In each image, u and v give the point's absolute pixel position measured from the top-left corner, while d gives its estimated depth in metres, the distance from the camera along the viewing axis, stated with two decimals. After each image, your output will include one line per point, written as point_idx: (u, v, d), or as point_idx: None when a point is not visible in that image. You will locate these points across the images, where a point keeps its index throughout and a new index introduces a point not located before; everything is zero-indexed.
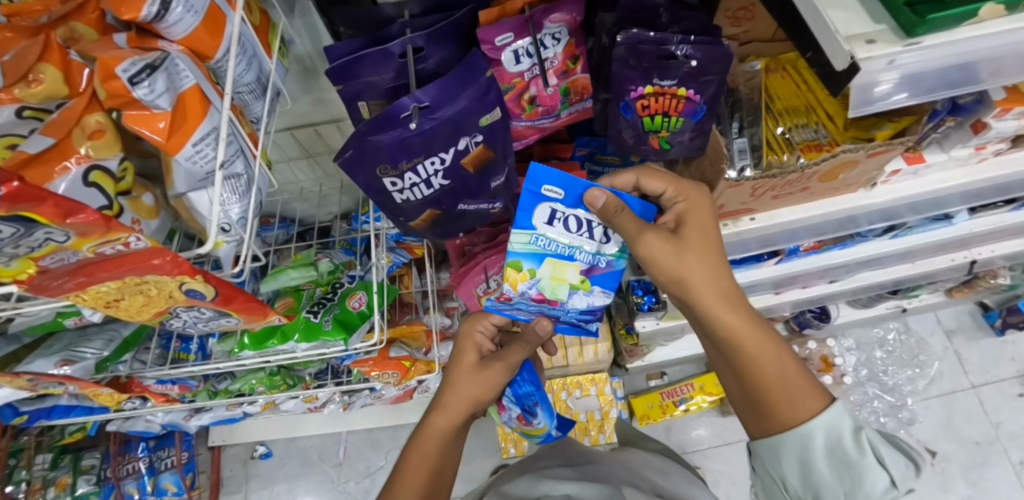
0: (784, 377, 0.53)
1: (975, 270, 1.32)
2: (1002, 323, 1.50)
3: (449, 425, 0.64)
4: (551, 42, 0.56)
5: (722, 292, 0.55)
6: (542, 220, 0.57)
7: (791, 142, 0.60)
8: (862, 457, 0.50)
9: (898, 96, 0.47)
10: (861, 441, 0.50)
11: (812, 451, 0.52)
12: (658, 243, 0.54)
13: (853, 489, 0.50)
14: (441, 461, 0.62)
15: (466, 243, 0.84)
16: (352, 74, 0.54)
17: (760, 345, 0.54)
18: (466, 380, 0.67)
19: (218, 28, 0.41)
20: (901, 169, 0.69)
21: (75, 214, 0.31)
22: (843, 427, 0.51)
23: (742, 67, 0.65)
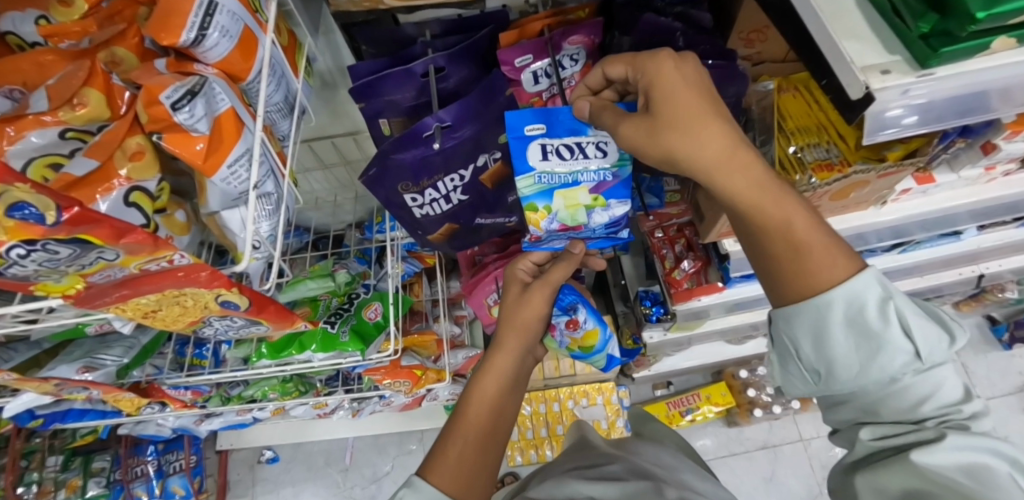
0: (803, 244, 0.42)
1: (982, 283, 1.33)
2: (1008, 338, 1.52)
3: (511, 366, 0.55)
4: (570, 63, 0.57)
5: (720, 154, 0.42)
6: (537, 158, 0.54)
7: (803, 161, 0.60)
8: (885, 328, 0.42)
9: (913, 119, 0.47)
10: (888, 311, 0.42)
11: (832, 338, 0.43)
12: (632, 132, 0.45)
13: (871, 368, 0.43)
14: (505, 403, 0.52)
15: (478, 254, 0.86)
16: (375, 92, 0.56)
17: (771, 214, 0.42)
18: (520, 320, 0.60)
19: (250, 50, 0.43)
20: (911, 189, 0.70)
21: (127, 235, 0.33)
22: (871, 294, 0.42)
23: (756, 87, 0.67)
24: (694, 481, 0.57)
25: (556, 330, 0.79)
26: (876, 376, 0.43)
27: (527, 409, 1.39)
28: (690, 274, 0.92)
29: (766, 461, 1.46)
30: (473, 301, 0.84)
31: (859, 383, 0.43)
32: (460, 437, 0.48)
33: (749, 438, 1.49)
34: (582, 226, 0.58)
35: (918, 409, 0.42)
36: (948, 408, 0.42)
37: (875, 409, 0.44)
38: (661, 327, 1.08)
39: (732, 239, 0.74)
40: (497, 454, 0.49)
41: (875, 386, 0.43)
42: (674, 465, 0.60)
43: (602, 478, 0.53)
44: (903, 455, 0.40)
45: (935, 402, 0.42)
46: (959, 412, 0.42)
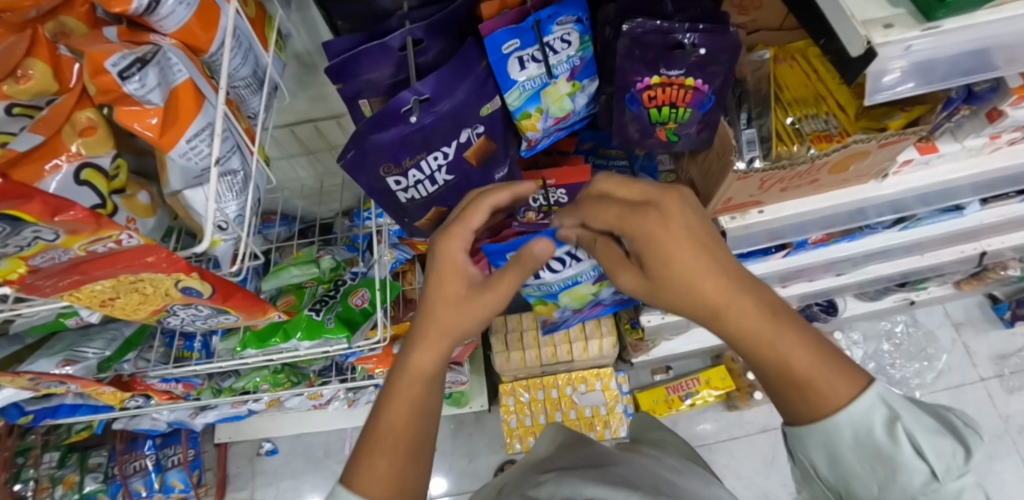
0: (798, 368, 0.39)
1: (984, 262, 1.32)
2: (1010, 316, 1.56)
3: (430, 376, 0.46)
4: (560, 45, 0.53)
5: (707, 311, 0.43)
6: (515, 69, 0.53)
7: (801, 132, 0.59)
8: (897, 450, 0.37)
9: (908, 86, 0.45)
10: (897, 430, 0.37)
11: (842, 456, 0.38)
12: (630, 278, 0.48)
13: (891, 491, 0.37)
14: (407, 430, 0.44)
15: None
16: (351, 71, 0.53)
17: (765, 349, 0.40)
18: (441, 315, 0.48)
19: (212, 20, 0.40)
20: (913, 160, 0.68)
21: (63, 212, 0.31)
22: (878, 417, 0.37)
23: (750, 57, 0.64)
24: (676, 476, 0.55)
25: (585, 311, 0.89)
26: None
27: (525, 396, 1.38)
28: None
29: (767, 444, 1.47)
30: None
31: None
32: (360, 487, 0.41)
33: (750, 421, 1.49)
34: (570, 114, 0.59)
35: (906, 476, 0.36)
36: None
37: None
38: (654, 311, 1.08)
39: (727, 216, 0.70)
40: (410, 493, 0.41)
41: None
42: (683, 467, 0.58)
43: (611, 481, 0.49)
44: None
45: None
46: None
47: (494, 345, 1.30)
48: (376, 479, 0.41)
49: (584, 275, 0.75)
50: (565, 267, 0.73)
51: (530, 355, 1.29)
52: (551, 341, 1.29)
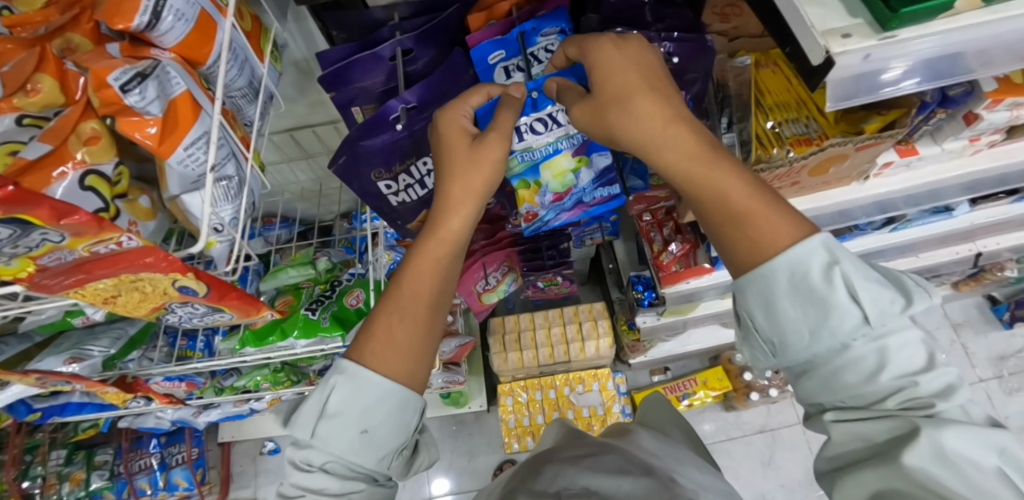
0: (737, 209, 0.42)
1: (979, 262, 1.32)
2: (1009, 317, 1.57)
3: (452, 251, 0.49)
4: (545, 55, 0.54)
5: (661, 130, 0.44)
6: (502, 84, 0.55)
7: (781, 136, 0.60)
8: (832, 292, 0.39)
9: (913, 81, 0.48)
10: (834, 273, 0.40)
11: (777, 303, 0.41)
12: (580, 114, 0.48)
13: (822, 334, 0.40)
14: (424, 302, 0.47)
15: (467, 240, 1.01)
16: (345, 80, 0.56)
17: (710, 179, 0.43)
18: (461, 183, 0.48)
19: (209, 35, 0.43)
20: (894, 162, 0.69)
21: (67, 216, 0.34)
22: (814, 260, 0.40)
23: (731, 63, 0.65)
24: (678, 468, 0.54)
25: (563, 208, 0.61)
26: (828, 342, 0.40)
27: (524, 396, 1.40)
28: (679, 257, 0.93)
29: (764, 445, 1.48)
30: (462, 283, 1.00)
31: (810, 356, 0.41)
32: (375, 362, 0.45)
33: (747, 422, 1.50)
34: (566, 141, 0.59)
35: (834, 316, 0.40)
36: (907, 379, 0.39)
37: (829, 386, 0.41)
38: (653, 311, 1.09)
39: None
40: (408, 347, 0.45)
41: (822, 365, 0.41)
42: (678, 456, 0.58)
43: (605, 470, 0.51)
44: (893, 454, 0.37)
45: (895, 371, 0.39)
46: (917, 386, 0.39)
47: (492, 345, 1.32)
48: (385, 353, 0.44)
49: (564, 141, 0.56)
50: (549, 126, 0.55)
51: (527, 354, 1.31)
52: (548, 341, 1.31)
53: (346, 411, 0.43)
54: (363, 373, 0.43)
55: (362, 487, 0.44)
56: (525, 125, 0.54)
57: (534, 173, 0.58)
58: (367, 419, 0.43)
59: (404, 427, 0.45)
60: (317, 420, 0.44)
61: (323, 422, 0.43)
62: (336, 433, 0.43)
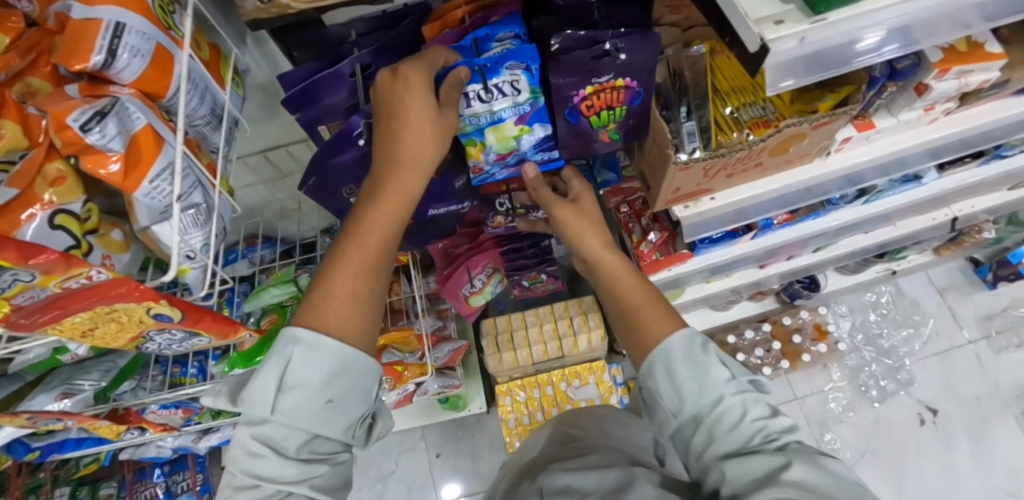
0: (642, 300, 0.53)
1: (957, 226, 1.35)
2: (992, 277, 1.60)
3: (401, 213, 0.50)
4: (507, 89, 0.54)
5: (600, 244, 0.60)
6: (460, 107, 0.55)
7: (739, 120, 0.62)
8: (708, 358, 0.47)
9: (893, 47, 0.49)
10: (709, 345, 0.47)
11: (676, 367, 0.47)
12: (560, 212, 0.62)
13: (706, 390, 0.46)
14: (383, 258, 0.49)
15: (449, 246, 1.03)
16: (309, 100, 0.57)
17: (631, 287, 0.55)
18: (414, 133, 0.49)
19: (167, 69, 0.44)
20: (852, 137, 0.70)
21: (35, 256, 0.35)
22: (698, 338, 0.48)
23: (687, 52, 0.66)
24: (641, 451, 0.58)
25: (507, 165, 0.63)
26: (711, 397, 0.45)
27: (521, 395, 1.41)
28: (658, 245, 0.96)
29: None
30: (449, 288, 1.02)
31: (699, 410, 0.46)
32: (328, 325, 0.45)
33: None
34: (515, 151, 0.61)
35: (712, 378, 0.46)
36: (768, 421, 0.44)
37: (710, 440, 0.44)
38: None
39: (680, 205, 0.72)
40: (372, 308, 0.47)
41: (707, 419, 0.45)
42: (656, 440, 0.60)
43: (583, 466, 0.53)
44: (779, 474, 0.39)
45: (759, 416, 0.44)
46: (774, 425, 0.43)
47: (486, 347, 1.34)
48: (346, 314, 0.46)
49: (510, 109, 0.56)
50: (496, 97, 0.55)
51: (520, 352, 1.32)
52: (541, 338, 1.33)
53: (305, 383, 0.43)
54: (322, 340, 0.44)
55: (323, 470, 0.45)
56: (474, 92, 0.54)
57: (479, 135, 0.58)
58: (331, 388, 0.44)
59: (365, 393, 0.47)
60: (276, 396, 0.43)
61: (282, 395, 0.43)
62: (298, 405, 0.44)
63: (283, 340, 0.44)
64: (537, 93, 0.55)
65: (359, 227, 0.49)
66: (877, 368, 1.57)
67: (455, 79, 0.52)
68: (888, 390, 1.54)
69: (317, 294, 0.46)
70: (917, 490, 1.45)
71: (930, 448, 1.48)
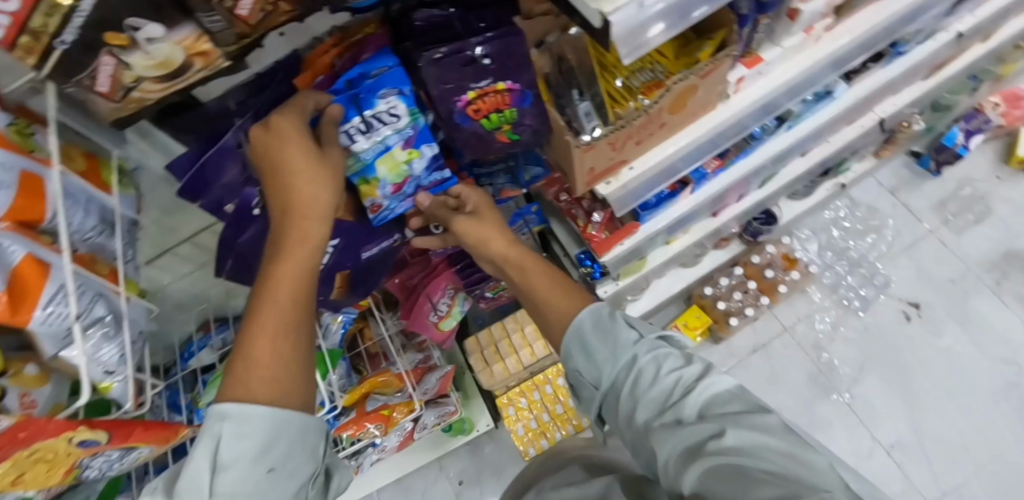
0: (549, 291, 0.62)
1: (886, 127, 1.39)
2: (935, 165, 1.65)
3: (306, 265, 0.52)
4: (388, 116, 0.56)
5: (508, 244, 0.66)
6: (345, 143, 0.56)
7: (632, 89, 0.65)
8: (615, 327, 0.56)
9: None
10: (615, 315, 0.57)
11: (589, 340, 0.56)
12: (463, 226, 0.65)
13: (619, 354, 0.54)
14: (297, 314, 0.50)
15: (405, 279, 1.04)
16: (205, 184, 0.56)
17: (542, 279, 0.63)
18: (308, 176, 0.51)
19: (37, 191, 0.43)
20: (745, 75, 0.71)
21: None
22: (602, 309, 0.58)
23: (565, 35, 0.66)
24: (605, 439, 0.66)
25: (405, 196, 0.64)
26: (623, 361, 0.54)
27: (523, 402, 1.42)
28: (604, 224, 0.98)
29: (762, 362, 1.56)
30: (416, 320, 1.03)
31: (617, 376, 0.55)
32: (253, 392, 0.46)
33: (739, 346, 1.58)
34: (410, 180, 0.61)
35: (621, 344, 0.55)
36: (679, 374, 0.52)
37: (636, 403, 0.52)
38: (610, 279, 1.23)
39: (602, 183, 0.71)
40: (301, 361, 0.49)
41: (625, 384, 0.54)
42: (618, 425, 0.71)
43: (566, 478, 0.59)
44: (708, 436, 0.45)
45: (669, 371, 0.52)
46: (686, 375, 0.52)
47: (474, 365, 1.35)
48: (268, 379, 0.47)
49: (394, 136, 0.57)
50: (377, 127, 0.56)
51: (508, 361, 1.33)
52: (525, 342, 1.34)
53: (239, 459, 0.44)
54: (251, 411, 0.45)
55: None
56: (353, 127, 0.55)
57: (370, 171, 0.59)
58: (269, 456, 0.45)
59: (310, 450, 0.49)
60: (212, 477, 0.44)
61: (218, 475, 0.44)
62: (237, 481, 0.44)
63: (212, 420, 0.45)
64: (416, 114, 0.57)
65: (267, 286, 0.50)
66: (854, 279, 1.61)
67: (330, 117, 0.53)
68: (869, 298, 1.59)
69: (240, 366, 0.47)
70: (920, 382, 1.50)
71: (920, 341, 1.54)
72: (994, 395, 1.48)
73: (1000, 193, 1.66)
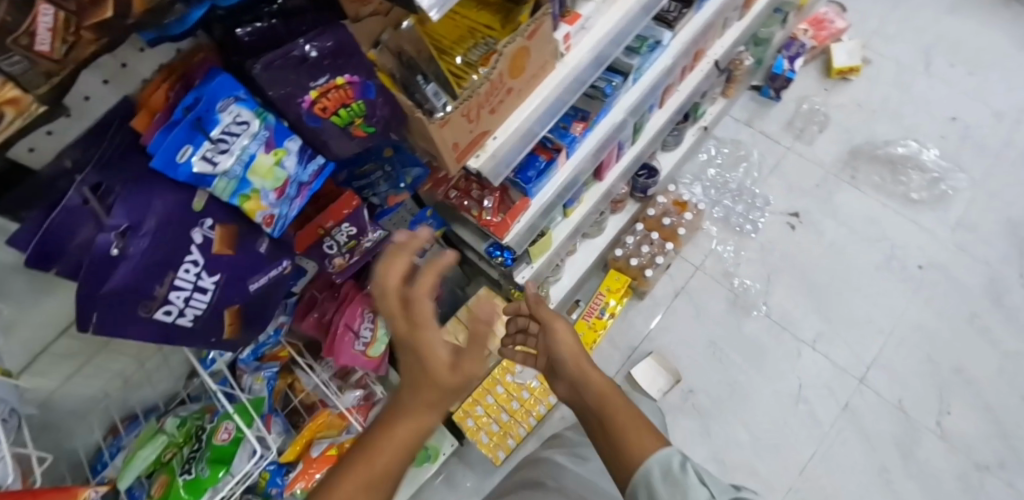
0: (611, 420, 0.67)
1: (722, 66, 1.56)
2: (774, 93, 1.87)
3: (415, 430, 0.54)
4: (238, 128, 0.55)
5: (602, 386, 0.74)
6: (207, 168, 0.55)
7: (471, 63, 0.71)
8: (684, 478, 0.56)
9: None
10: (686, 468, 0.57)
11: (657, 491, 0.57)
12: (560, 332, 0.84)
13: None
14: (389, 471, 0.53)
15: (320, 316, 1.03)
16: (58, 249, 0.53)
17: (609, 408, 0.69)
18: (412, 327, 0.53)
19: None
20: (568, 32, 0.78)
21: None
22: (673, 460, 0.59)
23: (401, 29, 0.69)
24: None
25: (291, 198, 0.65)
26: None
27: (479, 409, 1.42)
28: (496, 207, 1.04)
29: (685, 304, 1.67)
30: (343, 353, 1.01)
31: None
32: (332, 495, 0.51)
33: (661, 295, 1.69)
34: (288, 178, 0.62)
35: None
36: None
37: None
38: (523, 262, 1.28)
39: (471, 158, 0.75)
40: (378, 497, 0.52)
41: None
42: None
43: None
44: None
45: None
46: None
47: None
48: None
49: (253, 143, 0.57)
50: (232, 140, 0.55)
51: None
52: (464, 349, 1.37)
53: None
54: None
55: None
56: (210, 150, 0.54)
57: (246, 185, 0.59)
58: None
59: None
60: None
61: None
62: None
63: None
64: (263, 114, 0.57)
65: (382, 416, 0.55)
66: (740, 207, 1.77)
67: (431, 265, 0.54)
68: (756, 220, 1.75)
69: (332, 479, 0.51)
70: (819, 278, 1.68)
71: (808, 244, 1.72)
72: (878, 271, 1.67)
73: (832, 102, 1.89)
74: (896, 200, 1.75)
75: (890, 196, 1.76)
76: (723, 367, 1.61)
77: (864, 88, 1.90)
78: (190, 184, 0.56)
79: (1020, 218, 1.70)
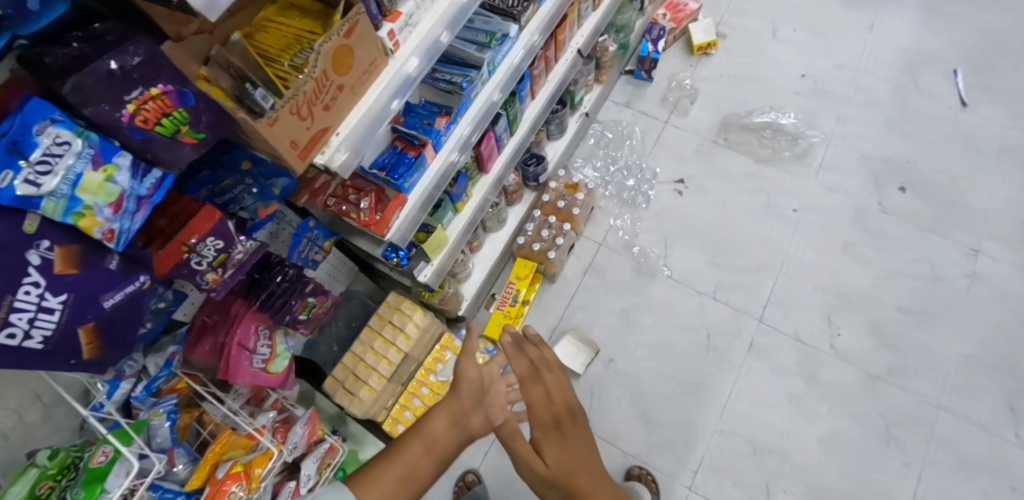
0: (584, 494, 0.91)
1: (586, 53, 1.68)
2: (645, 74, 2.02)
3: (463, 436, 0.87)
4: (59, 148, 0.57)
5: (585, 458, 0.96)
6: (31, 189, 0.55)
7: (297, 66, 0.75)
8: None
9: None
10: None
11: None
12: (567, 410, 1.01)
13: None
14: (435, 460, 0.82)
15: (216, 340, 1.03)
16: None
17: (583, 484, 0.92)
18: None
19: None
20: (394, 28, 0.83)
21: None
22: None
23: (232, 43, 0.71)
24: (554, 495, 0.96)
25: (132, 212, 0.66)
26: None
27: (407, 413, 1.46)
28: (374, 207, 1.08)
29: (594, 279, 1.77)
30: (242, 372, 1.02)
31: None
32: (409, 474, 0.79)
33: (571, 275, 1.78)
34: (125, 193, 0.63)
35: None
36: None
37: None
38: (422, 260, 1.32)
39: (317, 156, 0.80)
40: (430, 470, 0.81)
41: None
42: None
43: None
44: None
45: None
46: None
47: (341, 400, 1.39)
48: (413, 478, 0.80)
49: (79, 162, 0.58)
50: (54, 160, 0.56)
51: (370, 379, 1.39)
52: (380, 356, 1.41)
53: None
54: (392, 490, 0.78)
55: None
56: (32, 172, 0.55)
57: (77, 203, 0.59)
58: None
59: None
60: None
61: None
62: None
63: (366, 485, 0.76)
64: (85, 133, 0.59)
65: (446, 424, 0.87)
66: (630, 181, 1.89)
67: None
68: (646, 191, 1.87)
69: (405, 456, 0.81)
70: (711, 234, 1.81)
71: (696, 206, 1.85)
72: (761, 219, 1.83)
73: (698, 75, 2.06)
74: (766, 153, 1.91)
75: (761, 150, 1.91)
76: (637, 331, 1.71)
77: (725, 59, 2.07)
78: (16, 210, 0.56)
79: (872, 153, 1.90)
